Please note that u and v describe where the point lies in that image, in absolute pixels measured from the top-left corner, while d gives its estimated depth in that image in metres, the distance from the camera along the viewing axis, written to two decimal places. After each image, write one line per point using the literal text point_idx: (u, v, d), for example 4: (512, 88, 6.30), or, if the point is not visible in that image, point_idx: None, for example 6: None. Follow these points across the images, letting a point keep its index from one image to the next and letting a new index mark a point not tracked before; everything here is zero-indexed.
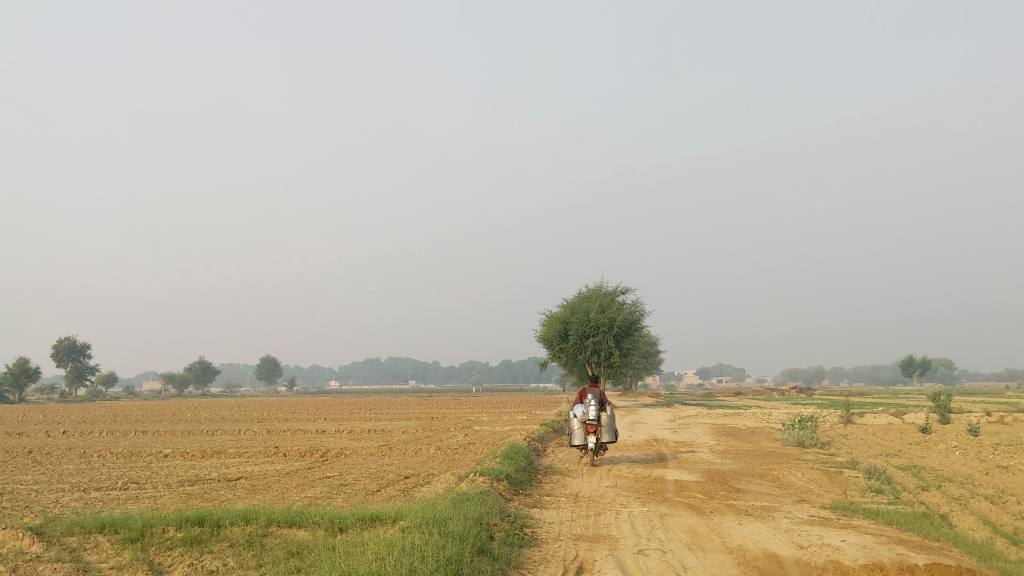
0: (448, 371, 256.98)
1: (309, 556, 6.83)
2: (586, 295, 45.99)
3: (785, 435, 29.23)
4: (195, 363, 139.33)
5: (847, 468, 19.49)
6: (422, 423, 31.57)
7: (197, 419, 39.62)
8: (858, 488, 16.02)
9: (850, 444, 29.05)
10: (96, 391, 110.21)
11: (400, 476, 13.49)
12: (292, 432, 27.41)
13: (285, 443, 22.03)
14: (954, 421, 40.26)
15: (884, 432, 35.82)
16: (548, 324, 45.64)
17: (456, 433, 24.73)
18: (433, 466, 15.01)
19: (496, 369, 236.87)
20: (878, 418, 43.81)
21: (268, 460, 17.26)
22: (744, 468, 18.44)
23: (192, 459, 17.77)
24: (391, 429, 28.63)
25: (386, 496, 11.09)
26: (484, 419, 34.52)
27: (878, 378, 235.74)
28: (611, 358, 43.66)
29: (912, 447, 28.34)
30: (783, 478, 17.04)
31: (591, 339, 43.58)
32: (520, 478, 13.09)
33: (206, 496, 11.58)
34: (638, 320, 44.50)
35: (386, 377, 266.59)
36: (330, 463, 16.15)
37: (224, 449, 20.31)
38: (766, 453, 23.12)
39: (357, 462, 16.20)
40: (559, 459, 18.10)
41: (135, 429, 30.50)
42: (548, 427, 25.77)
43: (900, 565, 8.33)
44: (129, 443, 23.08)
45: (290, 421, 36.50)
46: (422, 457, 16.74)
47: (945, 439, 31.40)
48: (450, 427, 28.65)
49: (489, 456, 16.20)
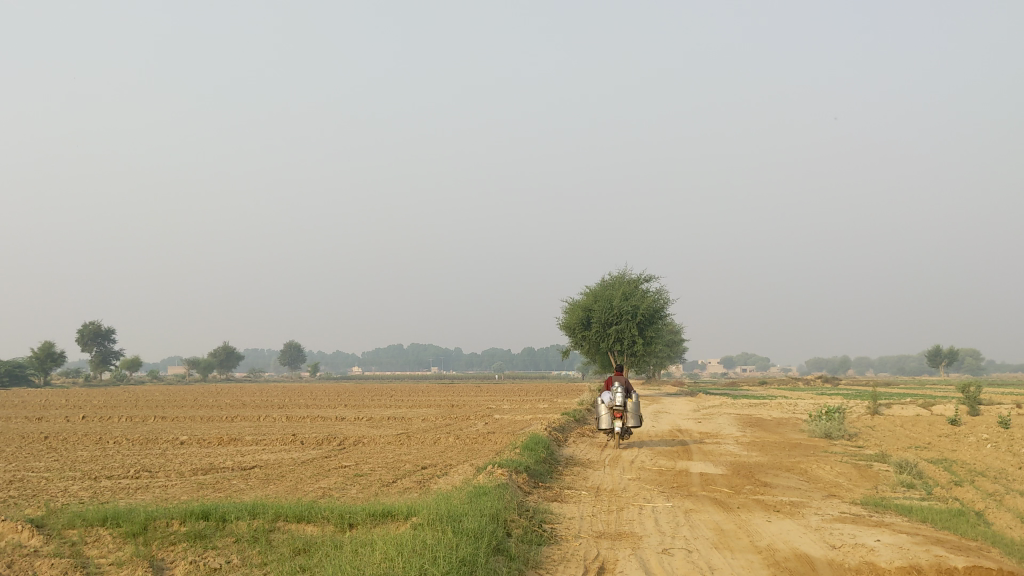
0: (470, 357, 257.17)
1: (316, 554, 6.49)
2: (608, 282, 45.55)
3: (811, 426, 28.74)
4: (218, 348, 140.02)
5: (876, 462, 19.01)
6: (441, 411, 31.30)
7: (217, 405, 39.57)
8: (890, 483, 15.53)
9: (878, 436, 28.53)
10: (120, 375, 110.98)
11: (417, 466, 13.19)
12: (311, 419, 27.26)
13: (302, 431, 21.81)
14: (984, 413, 39.55)
15: (912, 424, 35.21)
16: (570, 312, 45.24)
17: (476, 422, 24.44)
18: (451, 456, 14.70)
19: (518, 356, 236.75)
20: (906, 409, 43.10)
21: (284, 447, 17.02)
22: (771, 461, 18.00)
23: (208, 446, 17.59)
24: (411, 416, 28.37)
25: (401, 489, 10.76)
26: (505, 407, 34.15)
27: (904, 368, 233.66)
28: (634, 347, 43.23)
29: (942, 440, 27.76)
30: (812, 471, 16.59)
31: (613, 327, 43.13)
32: (541, 470, 12.73)
33: (218, 486, 11.32)
34: (661, 309, 43.98)
35: (408, 363, 267.14)
36: (347, 452, 15.89)
37: (241, 436, 20.11)
38: (793, 446, 22.66)
39: (374, 451, 15.91)
40: (581, 450, 17.75)
41: (154, 414, 30.44)
42: (569, 416, 25.42)
43: (938, 568, 7.88)
44: (147, 428, 22.96)
45: (310, 407, 36.35)
46: (441, 447, 16.43)
47: (975, 432, 30.81)
48: (470, 415, 28.36)
49: (508, 446, 15.88)
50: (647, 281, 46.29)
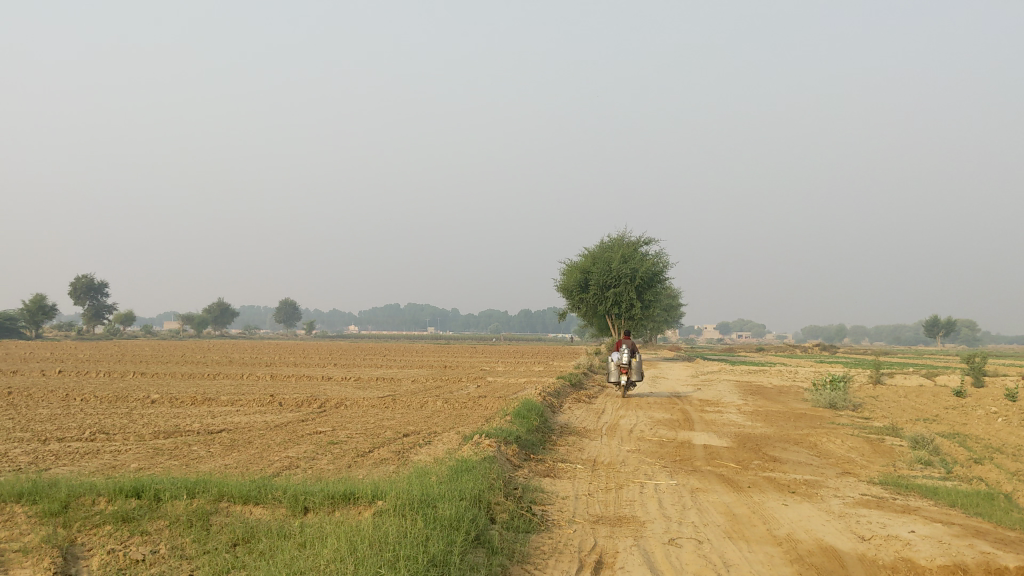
0: (466, 318, 256.44)
1: (260, 545, 5.40)
2: (608, 244, 44.38)
3: (815, 396, 27.77)
4: (213, 304, 138.64)
5: (888, 435, 17.96)
6: (433, 372, 30.25)
7: (205, 360, 38.66)
8: (905, 459, 14.49)
9: (884, 407, 27.54)
10: (113, 330, 110.05)
11: (398, 433, 12.13)
12: (297, 378, 26.16)
13: (284, 391, 20.77)
14: (989, 384, 38.62)
15: (916, 395, 34.22)
16: (568, 273, 44.26)
17: (468, 384, 23.42)
18: (437, 422, 13.62)
19: (514, 317, 235.85)
20: (909, 379, 42.08)
21: (261, 409, 15.97)
22: (778, 433, 16.92)
23: (181, 405, 16.50)
24: (400, 377, 27.27)
25: (375, 461, 9.68)
26: (499, 369, 33.17)
27: (901, 337, 233.46)
28: (633, 310, 42.09)
29: (950, 412, 26.81)
30: (822, 445, 15.50)
31: (612, 290, 42.02)
32: (532, 440, 11.69)
33: (175, 454, 10.26)
34: (661, 272, 42.83)
35: (404, 322, 266.01)
36: (327, 415, 14.85)
37: (218, 395, 19.01)
38: (798, 416, 21.64)
39: (356, 415, 14.86)
40: (577, 417, 16.69)
41: (136, 370, 29.35)
42: (565, 380, 24.40)
43: (987, 568, 6.81)
44: (122, 385, 21.88)
45: (298, 366, 35.19)
46: (428, 412, 15.36)
47: (983, 404, 29.81)
48: (462, 376, 27.28)
49: (499, 412, 14.81)
50: (647, 244, 45.12)
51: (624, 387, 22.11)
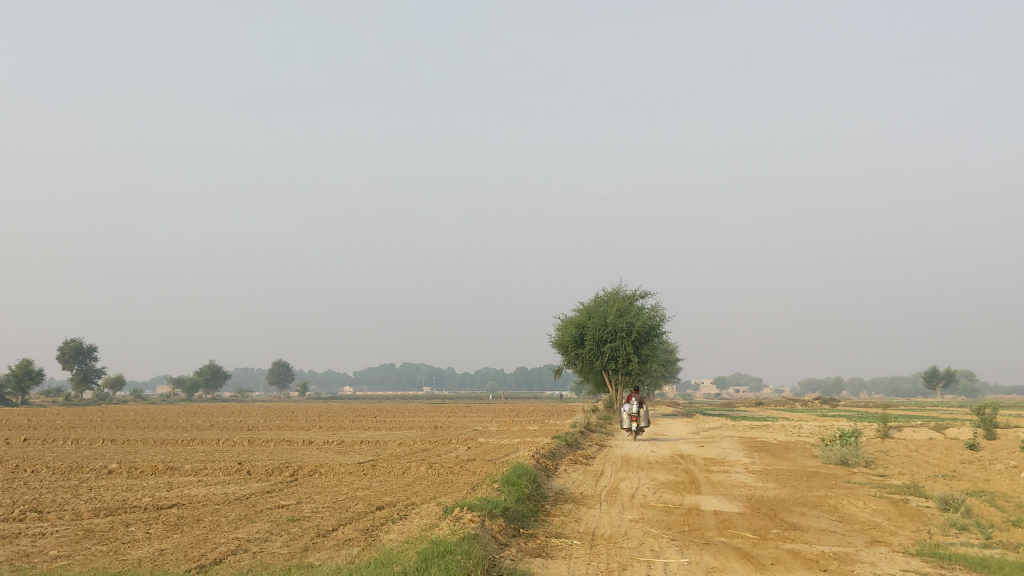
0: (462, 377, 254.89)
1: None
2: (603, 298, 43.28)
3: (824, 452, 26.38)
4: (205, 367, 136.78)
5: (912, 495, 16.55)
6: (421, 433, 28.76)
7: (186, 425, 37.04)
8: (938, 523, 13.12)
9: (897, 463, 26.08)
10: (103, 395, 108.21)
11: (370, 507, 10.75)
12: (279, 443, 24.70)
13: (259, 458, 19.36)
14: (1001, 437, 37.22)
15: (927, 449, 32.74)
16: (563, 329, 43.07)
17: (457, 446, 21.99)
18: (417, 492, 12.24)
19: (511, 375, 233.76)
20: (918, 432, 40.55)
21: (225, 479, 14.57)
22: (792, 495, 15.50)
23: (141, 476, 15.06)
24: (387, 440, 25.76)
25: (336, 543, 8.33)
26: (492, 429, 31.67)
27: (898, 390, 231.93)
28: (629, 365, 40.72)
29: (967, 467, 25.39)
30: (843, 508, 14.09)
31: (608, 345, 40.72)
32: (523, 512, 10.33)
33: (108, 536, 8.88)
34: (659, 325, 41.56)
35: (399, 382, 263.11)
36: (296, 485, 13.48)
37: (183, 464, 17.54)
38: (810, 474, 20.22)
39: (329, 484, 13.46)
40: (573, 481, 15.28)
41: (107, 436, 27.75)
42: (560, 440, 22.96)
43: None
44: (84, 454, 20.34)
45: (282, 429, 33.70)
46: (407, 479, 13.97)
47: (1001, 458, 28.33)
48: (452, 437, 25.82)
49: (486, 478, 13.44)
50: (643, 297, 43.93)
51: (635, 431, 27.75)
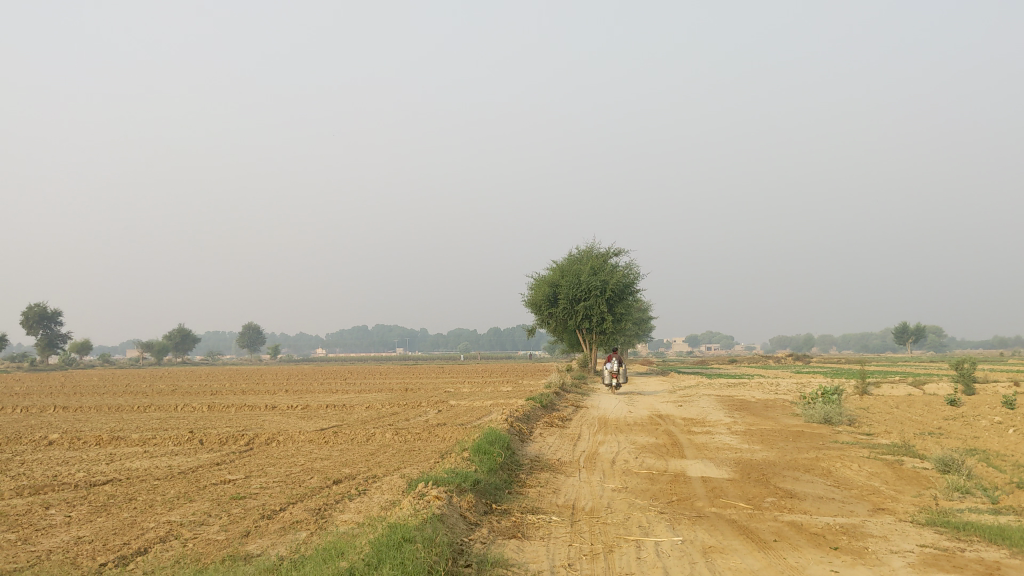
0: (435, 338, 254.20)
1: None
2: (576, 256, 42.27)
3: (805, 411, 25.63)
4: (174, 331, 134.41)
5: (906, 455, 15.72)
6: (390, 396, 27.73)
7: (148, 391, 35.78)
8: (941, 488, 12.25)
9: (880, 420, 25.38)
10: (69, 360, 106.19)
11: (326, 481, 9.69)
12: (240, 408, 23.54)
13: (216, 424, 18.23)
14: (979, 392, 36.78)
15: (907, 405, 32.18)
16: (536, 288, 42.07)
17: (426, 410, 20.97)
18: (381, 462, 11.18)
19: (484, 335, 233.21)
20: (896, 388, 40.04)
21: (173, 449, 13.42)
22: (782, 458, 14.60)
23: (83, 448, 13.91)
24: (353, 403, 24.62)
25: (282, 527, 7.25)
26: (465, 391, 30.72)
27: (868, 346, 234.20)
28: (603, 324, 39.83)
29: (951, 424, 24.74)
30: (837, 472, 13.23)
31: (582, 304, 39.79)
32: (494, 485, 9.29)
33: (23, 521, 7.77)
34: (633, 283, 40.66)
35: (372, 344, 261.69)
36: (250, 456, 12.37)
37: (131, 433, 16.36)
38: (794, 434, 19.41)
39: (285, 454, 12.37)
40: (549, 446, 14.28)
41: (60, 404, 26.38)
42: (535, 402, 22.00)
43: None
44: (29, 423, 19.06)
45: (246, 394, 32.49)
46: (371, 447, 12.90)
47: (984, 414, 27.75)
48: (421, 400, 24.78)
49: (456, 445, 12.38)
50: (617, 255, 42.96)
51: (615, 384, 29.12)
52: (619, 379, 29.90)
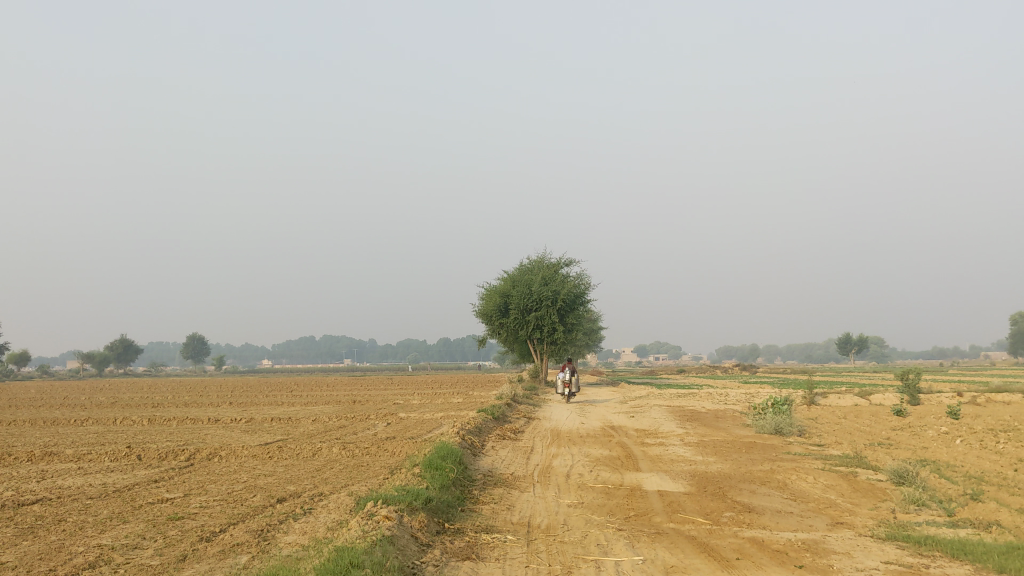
0: (384, 349, 252.48)
1: None
2: (527, 266, 42.03)
3: (756, 421, 25.61)
4: (116, 341, 131.65)
5: (859, 466, 15.65)
6: (337, 409, 27.14)
7: (86, 403, 34.70)
8: (897, 500, 12.15)
9: (830, 431, 25.44)
10: (7, 371, 103.31)
11: (271, 500, 9.25)
12: (182, 421, 22.83)
13: (156, 439, 17.57)
14: (924, 402, 37.22)
15: (855, 415, 32.41)
16: (487, 298, 41.77)
17: (375, 423, 20.50)
18: (328, 479, 10.76)
19: (433, 345, 232.05)
20: (843, 398, 40.38)
21: (110, 466, 12.84)
22: (737, 470, 14.42)
23: (13, 465, 13.25)
24: (300, 416, 24.01)
25: (222, 551, 6.81)
26: (414, 403, 30.28)
27: (812, 356, 237.79)
28: (554, 334, 39.63)
29: (899, 434, 24.90)
30: (793, 485, 13.08)
31: (533, 314, 39.56)
32: (446, 502, 8.94)
33: None
34: (584, 294, 40.56)
35: (319, 354, 259.12)
36: (190, 473, 11.85)
37: (66, 448, 15.69)
38: (747, 446, 19.31)
39: (228, 471, 11.87)
40: (502, 460, 13.93)
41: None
42: (486, 414, 21.62)
43: None
44: None
45: (189, 406, 31.64)
46: (317, 463, 12.45)
47: (931, 424, 28.00)
48: (370, 413, 24.26)
49: (406, 460, 11.98)
50: (568, 265, 42.84)
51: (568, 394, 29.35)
52: (572, 389, 30.02)
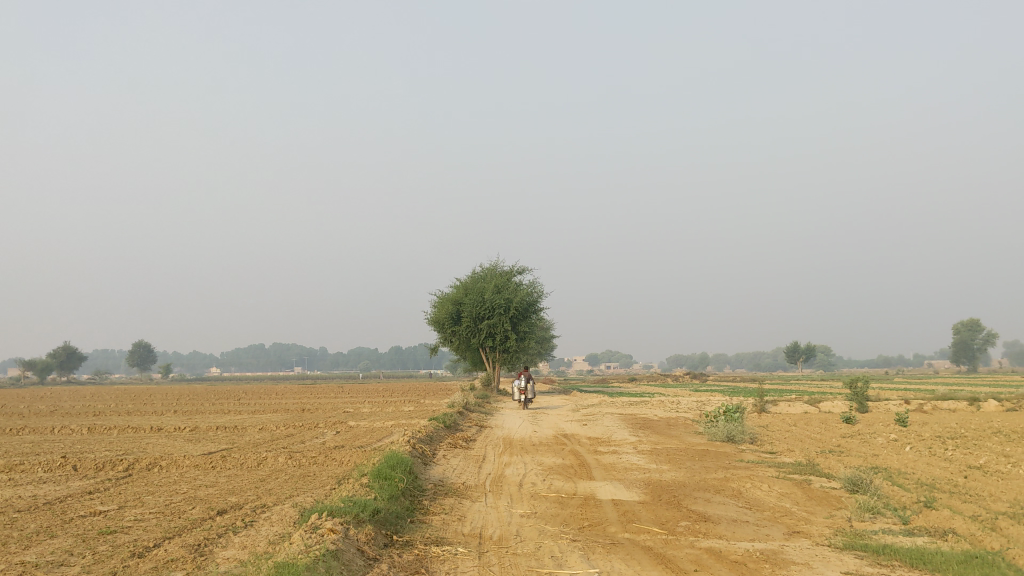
0: (335, 357, 250.28)
1: None
2: (480, 274, 41.76)
3: (709, 429, 25.57)
4: (58, 349, 128.67)
5: (812, 474, 15.58)
6: (285, 417, 26.52)
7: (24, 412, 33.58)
8: (852, 508, 12.05)
9: (781, 438, 25.49)
10: None
11: (210, 512, 8.83)
12: (124, 430, 22.14)
13: (94, 448, 16.95)
14: (872, 410, 37.60)
15: (805, 423, 32.60)
16: (439, 305, 41.38)
17: (324, 431, 20.01)
18: (273, 489, 10.36)
19: (385, 353, 230.57)
20: (793, 406, 40.63)
21: (43, 477, 12.28)
22: (691, 478, 14.25)
23: None
24: (246, 425, 23.41)
25: (154, 568, 6.40)
26: (364, 411, 29.78)
27: (760, 364, 240.90)
28: (507, 342, 39.38)
29: (850, 442, 25.03)
30: (747, 493, 12.95)
31: (485, 322, 39.26)
32: (395, 513, 8.60)
33: None
34: (537, 302, 40.40)
35: (269, 362, 256.13)
36: (127, 484, 11.34)
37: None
38: (700, 453, 19.19)
39: (167, 481, 11.40)
40: (453, 469, 13.62)
41: None
42: (437, 422, 21.25)
43: None
44: None
45: (132, 414, 30.79)
46: (262, 473, 12.03)
47: (880, 431, 28.23)
48: (319, 422, 23.74)
49: (354, 469, 11.60)
50: (522, 272, 42.65)
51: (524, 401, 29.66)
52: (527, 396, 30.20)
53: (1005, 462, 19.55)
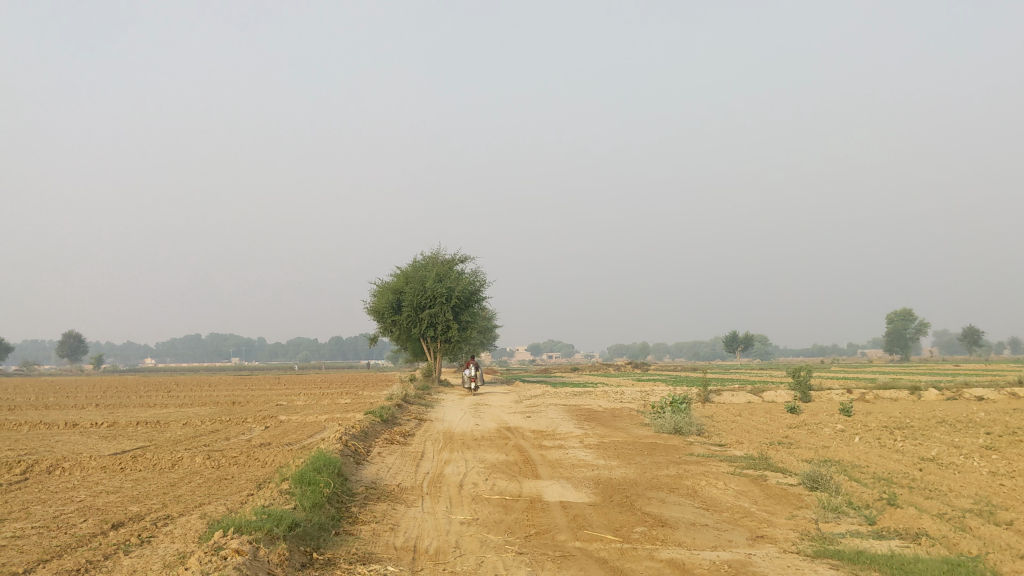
0: (273, 348, 246.45)
1: None
2: (421, 263, 40.59)
3: (655, 421, 24.83)
4: None
5: (767, 469, 14.85)
6: (213, 412, 25.11)
7: None
8: (816, 508, 11.26)
9: (728, 430, 24.87)
10: None
11: (103, 526, 7.67)
12: (35, 427, 20.55)
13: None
14: (816, 400, 37.28)
15: (750, 413, 32.14)
16: (378, 294, 40.16)
17: (252, 427, 18.78)
18: (183, 496, 9.22)
19: (325, 344, 227.61)
20: (738, 396, 40.22)
21: None
22: (642, 476, 13.39)
23: None
24: (170, 420, 22.03)
25: None
26: (299, 404, 28.49)
27: (699, 354, 243.34)
28: (448, 332, 38.36)
29: (797, 433, 24.52)
30: (703, 491, 12.13)
31: (426, 311, 38.18)
32: (316, 526, 7.54)
33: None
34: (479, 291, 39.47)
35: (206, 354, 251.38)
36: (17, 491, 10.06)
37: None
38: (649, 447, 18.41)
39: (63, 487, 10.16)
40: (387, 469, 12.57)
41: None
42: (374, 416, 20.11)
43: None
44: None
45: (51, 407, 29.08)
46: (175, 476, 10.85)
47: (826, 422, 27.81)
48: (248, 416, 22.42)
49: (277, 471, 10.47)
50: (463, 261, 41.65)
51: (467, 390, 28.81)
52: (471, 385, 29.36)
53: (956, 453, 19.09)
